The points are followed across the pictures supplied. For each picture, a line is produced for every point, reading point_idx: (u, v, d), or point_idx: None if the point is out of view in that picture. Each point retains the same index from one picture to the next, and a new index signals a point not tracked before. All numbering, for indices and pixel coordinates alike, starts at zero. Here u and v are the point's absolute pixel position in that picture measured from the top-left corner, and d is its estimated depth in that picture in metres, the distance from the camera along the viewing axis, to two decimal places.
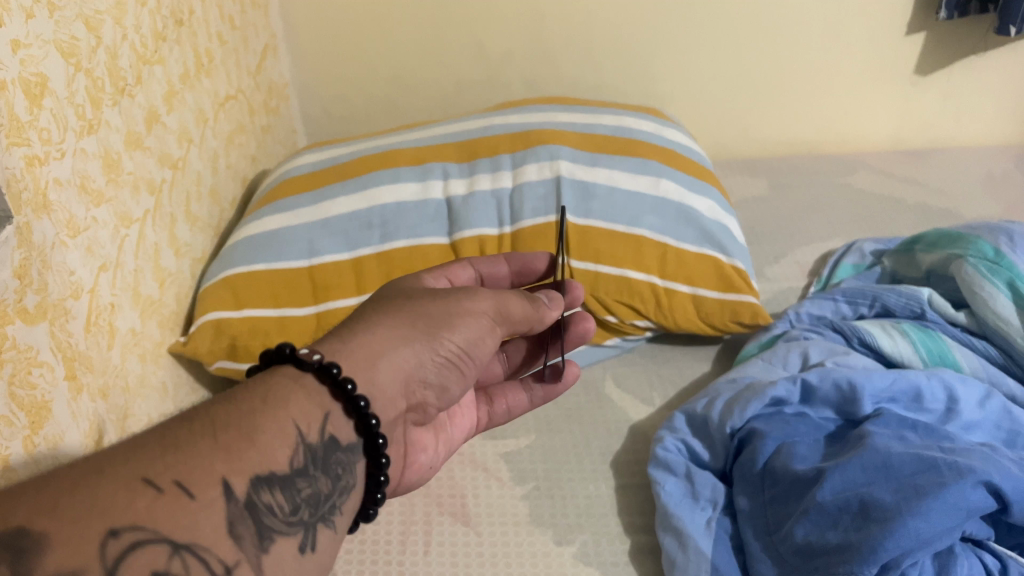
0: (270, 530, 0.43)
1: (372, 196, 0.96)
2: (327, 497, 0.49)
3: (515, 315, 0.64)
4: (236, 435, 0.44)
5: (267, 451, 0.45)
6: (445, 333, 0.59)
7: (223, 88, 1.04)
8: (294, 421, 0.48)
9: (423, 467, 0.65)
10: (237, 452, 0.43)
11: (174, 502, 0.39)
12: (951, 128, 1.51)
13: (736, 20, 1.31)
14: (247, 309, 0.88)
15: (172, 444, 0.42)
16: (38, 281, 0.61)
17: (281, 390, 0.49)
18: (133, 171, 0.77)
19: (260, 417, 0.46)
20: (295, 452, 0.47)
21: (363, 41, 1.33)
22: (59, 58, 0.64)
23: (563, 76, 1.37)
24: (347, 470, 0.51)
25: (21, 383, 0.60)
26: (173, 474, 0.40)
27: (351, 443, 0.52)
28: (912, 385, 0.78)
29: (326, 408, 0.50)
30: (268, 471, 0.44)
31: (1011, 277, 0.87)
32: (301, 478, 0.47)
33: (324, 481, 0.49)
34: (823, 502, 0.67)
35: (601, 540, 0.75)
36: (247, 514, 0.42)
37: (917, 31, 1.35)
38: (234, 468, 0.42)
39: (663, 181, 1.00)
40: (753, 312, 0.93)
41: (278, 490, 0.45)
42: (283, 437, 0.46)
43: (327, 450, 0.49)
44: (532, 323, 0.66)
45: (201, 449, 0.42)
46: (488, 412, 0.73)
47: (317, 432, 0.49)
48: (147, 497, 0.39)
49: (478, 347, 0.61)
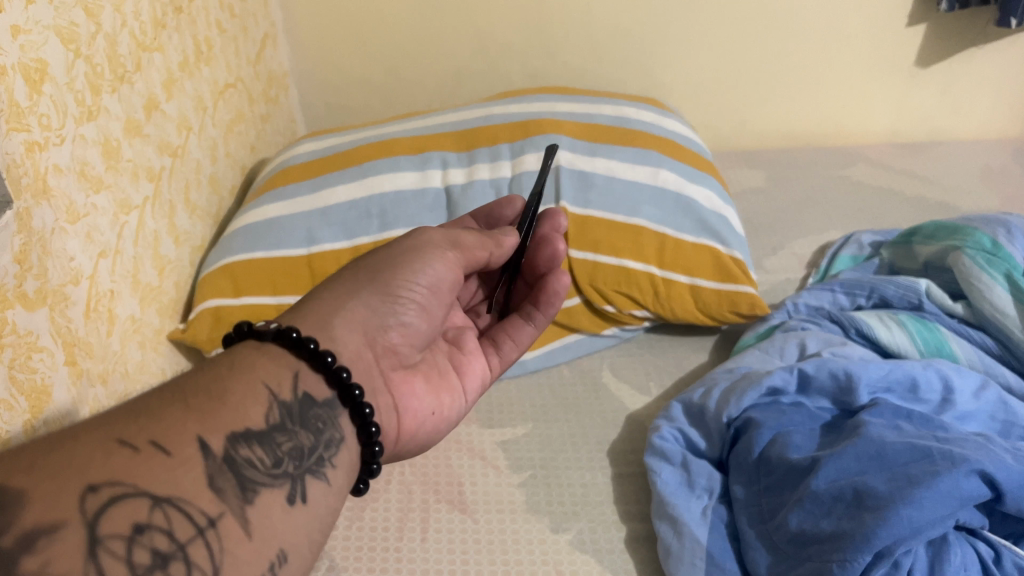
0: (252, 482, 0.43)
1: (372, 184, 0.96)
2: (311, 450, 0.48)
3: (469, 245, 0.65)
4: (206, 398, 0.44)
5: (240, 410, 0.45)
6: (397, 273, 0.60)
7: (223, 77, 1.03)
8: (264, 382, 0.48)
9: (421, 415, 0.60)
10: (209, 413, 0.43)
11: (151, 459, 0.39)
12: (951, 121, 1.51)
13: (736, 12, 1.30)
14: (245, 296, 0.88)
15: (144, 410, 0.42)
16: (37, 266, 0.62)
17: (245, 358, 0.49)
18: (133, 159, 0.77)
19: (228, 380, 0.46)
20: (269, 409, 0.47)
21: (362, 29, 1.32)
22: (58, 44, 0.64)
23: (563, 67, 1.37)
24: (330, 424, 0.50)
25: (21, 367, 0.60)
26: (147, 434, 0.40)
27: (328, 400, 0.51)
28: (908, 375, 0.78)
29: (294, 368, 0.50)
30: (244, 428, 0.44)
31: (1008, 269, 0.88)
32: (280, 432, 0.46)
33: (305, 436, 0.48)
34: (818, 491, 0.67)
35: (597, 528, 0.75)
36: (227, 469, 0.42)
37: (917, 23, 1.34)
38: (209, 426, 0.43)
39: (662, 170, 1.00)
40: (751, 303, 0.93)
41: (258, 445, 0.45)
42: (256, 397, 0.46)
43: (303, 406, 0.49)
44: (491, 249, 0.67)
45: (173, 413, 0.42)
46: (499, 360, 0.70)
47: (289, 390, 0.49)
48: (124, 456, 0.38)
49: (437, 273, 0.62)
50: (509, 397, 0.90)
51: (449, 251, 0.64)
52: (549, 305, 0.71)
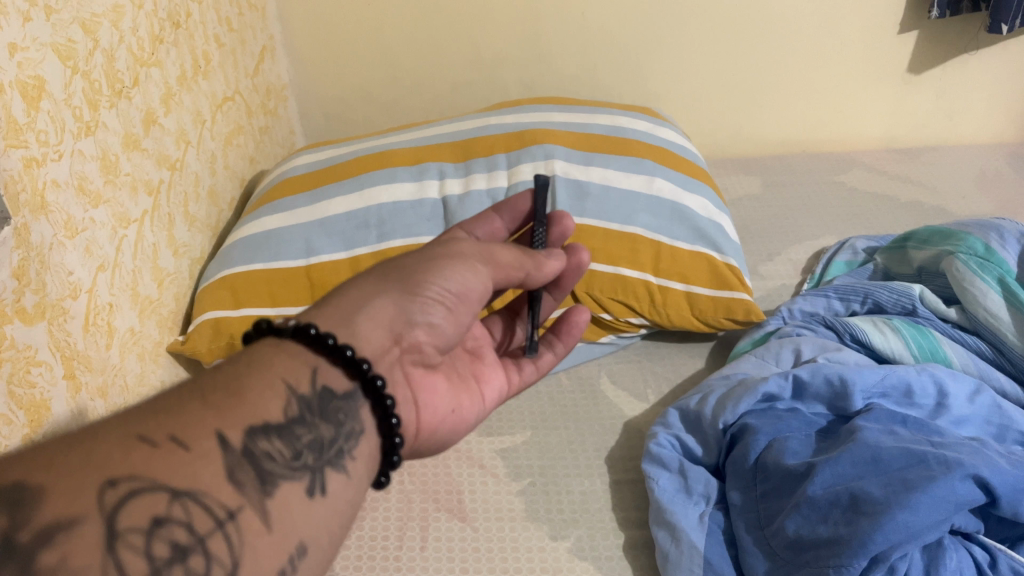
0: (272, 475, 0.43)
1: (369, 196, 0.97)
2: (332, 442, 0.48)
3: (503, 260, 0.63)
4: (225, 394, 0.44)
5: (259, 404, 0.45)
6: (426, 273, 0.59)
7: (221, 90, 1.04)
8: (282, 377, 0.47)
9: (440, 411, 0.60)
10: (228, 408, 0.43)
11: (170, 455, 0.39)
12: (946, 126, 1.52)
13: (729, 21, 1.32)
14: (244, 308, 0.88)
15: (164, 407, 0.42)
16: (36, 281, 0.62)
17: (265, 354, 0.49)
18: (131, 172, 0.78)
19: (247, 375, 0.46)
20: (288, 403, 0.46)
21: (360, 40, 1.33)
22: (56, 61, 0.65)
23: (559, 77, 1.38)
24: (351, 416, 0.50)
25: (20, 381, 0.61)
26: (167, 431, 0.40)
27: (349, 391, 0.51)
28: (902, 380, 0.79)
29: (312, 364, 0.49)
30: (262, 422, 0.44)
31: (1001, 274, 0.88)
32: (299, 425, 0.46)
33: (325, 428, 0.48)
34: (814, 497, 0.68)
35: (596, 535, 0.75)
36: (246, 462, 0.42)
37: (910, 30, 1.36)
38: (227, 422, 0.43)
39: (657, 179, 1.01)
40: (747, 309, 0.93)
41: (277, 437, 0.45)
42: (274, 391, 0.46)
43: (323, 399, 0.49)
44: (527, 270, 0.65)
45: (191, 409, 0.42)
46: (519, 377, 0.71)
47: (308, 384, 0.48)
48: (143, 452, 0.39)
49: (464, 268, 0.60)
50: (508, 405, 0.91)
51: (481, 262, 0.61)
52: (569, 335, 0.73)
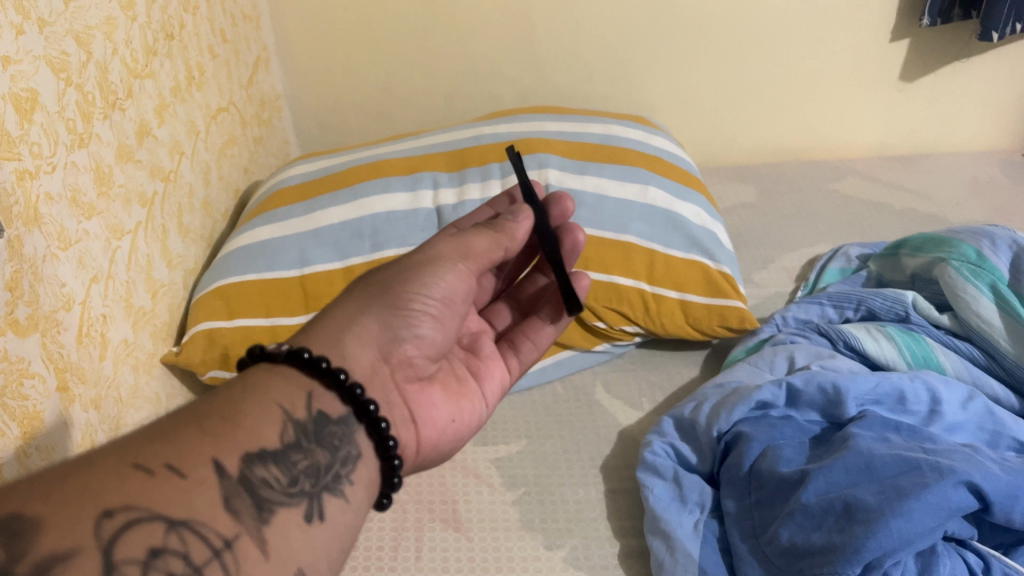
0: (269, 502, 0.43)
1: (362, 205, 0.97)
2: (329, 467, 0.48)
3: (481, 250, 0.62)
4: (221, 419, 0.45)
5: (255, 430, 0.45)
6: (407, 285, 0.58)
7: (215, 101, 1.05)
8: (277, 402, 0.47)
9: (441, 423, 0.60)
10: (224, 435, 0.43)
11: (166, 482, 0.39)
12: (938, 134, 1.53)
13: (720, 30, 1.33)
14: (238, 318, 0.88)
15: (159, 434, 0.42)
16: (29, 293, 0.62)
17: (259, 379, 0.49)
18: (124, 184, 0.78)
19: (242, 402, 0.46)
20: (284, 428, 0.47)
21: (354, 51, 1.34)
22: (49, 73, 0.65)
23: (553, 86, 1.39)
24: (346, 441, 0.50)
25: (13, 394, 0.61)
26: (162, 458, 0.40)
27: (344, 415, 0.51)
28: (896, 387, 0.79)
29: (307, 388, 0.50)
30: (258, 448, 0.44)
31: (992, 281, 0.89)
32: (295, 451, 0.46)
33: (321, 453, 0.48)
34: (808, 504, 0.68)
35: (591, 544, 0.75)
36: (243, 489, 0.42)
37: (900, 39, 1.37)
38: (223, 448, 0.43)
39: (650, 188, 1.01)
40: (740, 317, 0.93)
41: (273, 464, 0.45)
42: (269, 417, 0.46)
43: (318, 424, 0.49)
44: (506, 247, 0.63)
45: (187, 436, 0.42)
46: (517, 361, 0.70)
47: (304, 408, 0.48)
48: (139, 479, 0.39)
49: (442, 274, 0.59)
50: (503, 414, 0.91)
51: (458, 261, 0.61)
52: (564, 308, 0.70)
